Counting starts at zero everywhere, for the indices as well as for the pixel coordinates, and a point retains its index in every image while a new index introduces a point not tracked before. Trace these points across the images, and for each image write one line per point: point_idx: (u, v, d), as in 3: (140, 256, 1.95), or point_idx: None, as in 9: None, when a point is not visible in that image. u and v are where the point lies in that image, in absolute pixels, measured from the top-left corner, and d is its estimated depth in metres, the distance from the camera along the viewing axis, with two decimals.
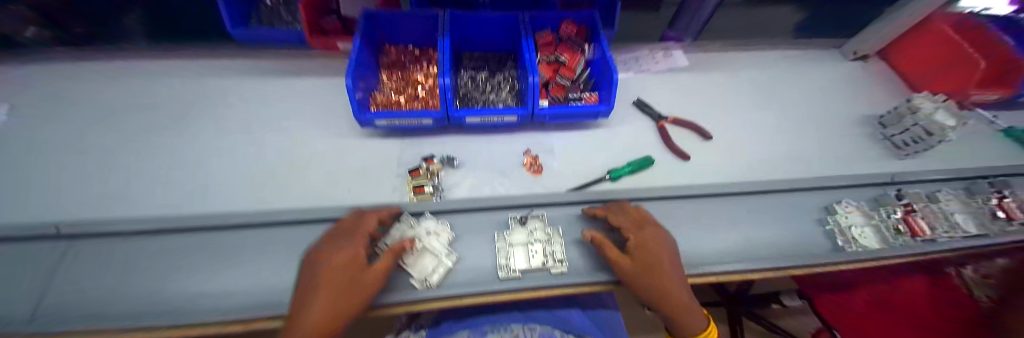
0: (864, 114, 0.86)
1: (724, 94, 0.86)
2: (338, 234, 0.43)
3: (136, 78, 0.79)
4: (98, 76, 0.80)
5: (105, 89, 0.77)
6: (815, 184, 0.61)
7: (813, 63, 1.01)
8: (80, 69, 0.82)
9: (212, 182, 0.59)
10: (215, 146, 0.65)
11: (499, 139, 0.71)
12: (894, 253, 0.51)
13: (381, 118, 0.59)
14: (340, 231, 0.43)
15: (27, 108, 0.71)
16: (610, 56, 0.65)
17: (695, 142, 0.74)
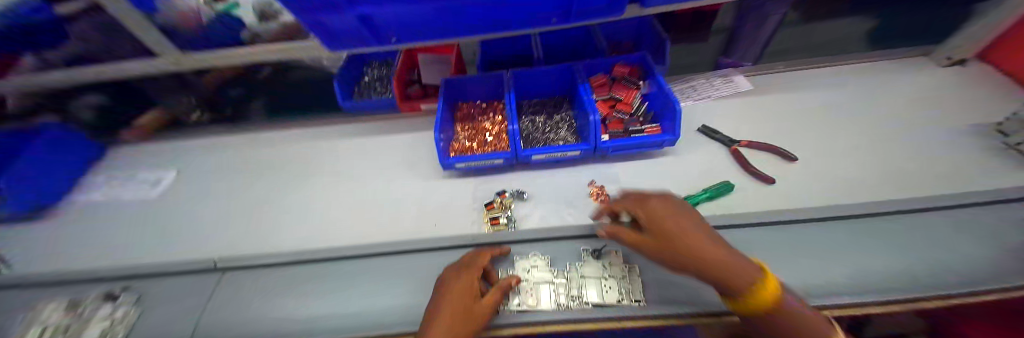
0: (980, 123, 0.75)
1: (795, 113, 0.82)
2: (458, 265, 0.51)
3: (261, 139, 1.00)
4: (231, 141, 1.01)
5: (241, 150, 0.98)
6: (938, 202, 0.53)
7: (897, 73, 0.92)
8: (217, 136, 1.03)
9: (331, 221, 0.73)
10: (331, 191, 0.81)
11: (562, 173, 0.75)
12: None
13: (462, 160, 0.69)
14: (459, 263, 0.51)
15: (195, 167, 0.94)
16: (668, 89, 0.68)
17: (771, 164, 0.70)
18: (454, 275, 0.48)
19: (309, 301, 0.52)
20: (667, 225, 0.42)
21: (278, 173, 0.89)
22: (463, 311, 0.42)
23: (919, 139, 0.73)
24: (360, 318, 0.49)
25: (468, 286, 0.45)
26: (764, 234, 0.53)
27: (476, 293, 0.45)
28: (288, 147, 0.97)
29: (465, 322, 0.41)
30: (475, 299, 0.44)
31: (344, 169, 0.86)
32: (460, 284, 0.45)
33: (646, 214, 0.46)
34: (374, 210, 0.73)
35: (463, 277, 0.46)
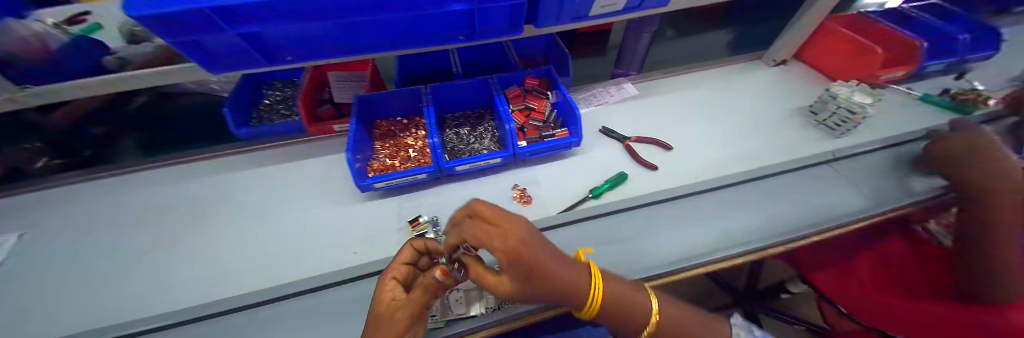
0: (792, 109, 1.03)
1: (673, 111, 1.01)
2: (387, 270, 0.47)
3: (127, 184, 0.82)
4: (82, 189, 0.81)
5: (94, 199, 0.79)
6: (754, 176, 0.73)
7: (740, 74, 1.20)
8: (57, 185, 0.81)
9: (223, 267, 0.62)
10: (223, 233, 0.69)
11: (488, 181, 0.78)
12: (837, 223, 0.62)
13: (380, 180, 0.67)
14: (388, 270, 0.46)
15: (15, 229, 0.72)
16: (570, 98, 0.78)
17: (659, 154, 0.84)
18: (382, 285, 0.44)
19: None
20: (542, 267, 0.35)
21: (147, 221, 0.73)
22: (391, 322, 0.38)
23: (754, 124, 0.97)
24: None
25: (396, 298, 0.41)
26: (647, 217, 0.65)
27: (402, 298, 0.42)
28: (166, 188, 0.81)
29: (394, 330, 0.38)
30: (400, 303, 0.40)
31: (241, 206, 0.75)
32: (387, 298, 0.41)
33: (504, 249, 0.34)
34: (281, 246, 0.65)
35: (391, 289, 0.43)
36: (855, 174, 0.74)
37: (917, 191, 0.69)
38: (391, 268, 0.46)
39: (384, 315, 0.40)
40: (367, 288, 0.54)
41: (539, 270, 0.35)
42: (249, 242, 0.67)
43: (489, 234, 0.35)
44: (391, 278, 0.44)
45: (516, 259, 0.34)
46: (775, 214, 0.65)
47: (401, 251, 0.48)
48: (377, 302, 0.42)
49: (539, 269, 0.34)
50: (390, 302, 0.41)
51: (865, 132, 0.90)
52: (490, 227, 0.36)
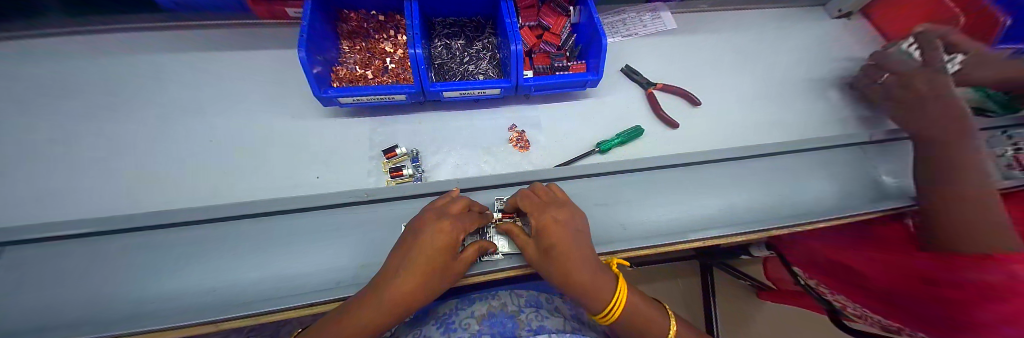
0: (847, 74, 0.87)
1: (711, 58, 0.84)
2: (432, 216, 0.40)
3: (36, 53, 0.66)
4: None
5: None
6: (789, 147, 0.63)
7: (801, 21, 0.98)
8: None
9: (164, 173, 0.55)
10: (162, 136, 0.59)
11: (481, 114, 0.66)
12: (860, 212, 0.55)
13: (346, 94, 0.54)
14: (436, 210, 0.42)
15: None
16: (597, 17, 0.60)
17: (682, 109, 0.73)
18: (424, 223, 0.40)
19: (135, 282, 0.41)
20: (561, 246, 0.40)
21: (63, 108, 0.61)
22: (432, 272, 0.38)
23: (798, 89, 0.82)
24: (223, 296, 0.41)
25: (442, 250, 0.38)
26: (653, 181, 0.58)
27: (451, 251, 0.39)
28: (87, 67, 0.67)
29: (433, 279, 0.38)
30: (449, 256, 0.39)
31: (182, 104, 0.63)
32: (430, 237, 0.38)
33: (544, 223, 0.41)
34: (231, 159, 0.56)
35: (439, 227, 0.38)
36: None
37: None
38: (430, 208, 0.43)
39: (423, 255, 0.37)
40: (329, 221, 0.48)
41: (560, 248, 0.40)
42: (194, 149, 0.57)
43: (540, 208, 0.43)
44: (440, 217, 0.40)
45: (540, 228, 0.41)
46: (789, 195, 0.59)
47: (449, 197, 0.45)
48: (418, 237, 0.38)
49: (558, 244, 0.40)
50: (434, 242, 0.38)
51: None
52: (540, 203, 0.44)
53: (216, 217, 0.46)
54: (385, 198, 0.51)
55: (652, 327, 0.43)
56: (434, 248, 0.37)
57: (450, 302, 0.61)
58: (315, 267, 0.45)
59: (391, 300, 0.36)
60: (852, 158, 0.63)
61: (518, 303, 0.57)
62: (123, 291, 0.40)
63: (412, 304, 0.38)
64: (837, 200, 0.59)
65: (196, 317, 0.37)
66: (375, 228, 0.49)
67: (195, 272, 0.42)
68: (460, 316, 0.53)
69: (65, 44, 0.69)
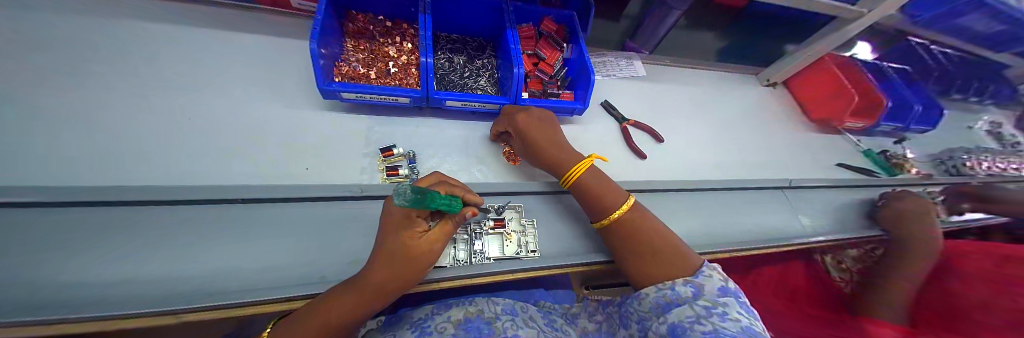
0: (771, 131, 1.08)
1: (673, 104, 0.99)
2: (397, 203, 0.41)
3: None
4: None
5: None
6: (720, 185, 0.79)
7: (740, 84, 1.21)
8: None
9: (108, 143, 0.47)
10: (117, 103, 0.51)
11: (477, 126, 0.71)
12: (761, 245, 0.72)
13: (351, 89, 0.55)
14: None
15: None
16: (587, 56, 0.70)
17: (649, 143, 0.84)
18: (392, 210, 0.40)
19: (65, 264, 0.35)
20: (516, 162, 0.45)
21: None
22: (400, 256, 0.37)
23: (738, 138, 1.00)
24: (188, 285, 0.38)
25: (406, 233, 0.38)
26: None
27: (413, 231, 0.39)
28: (25, 16, 0.58)
29: (401, 263, 0.37)
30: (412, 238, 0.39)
31: (150, 75, 0.57)
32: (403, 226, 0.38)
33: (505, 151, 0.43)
34: (205, 140, 0.52)
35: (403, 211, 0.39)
36: (793, 202, 0.85)
37: (824, 226, 0.83)
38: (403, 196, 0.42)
39: (387, 243, 0.38)
40: (318, 213, 0.48)
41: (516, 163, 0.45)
42: (160, 124, 0.51)
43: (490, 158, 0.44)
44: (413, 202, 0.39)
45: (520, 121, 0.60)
46: (720, 225, 0.74)
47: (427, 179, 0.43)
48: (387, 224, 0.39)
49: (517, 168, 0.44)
50: (410, 230, 0.39)
51: (814, 170, 1.01)
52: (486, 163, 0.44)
53: (190, 199, 0.42)
54: (379, 195, 0.52)
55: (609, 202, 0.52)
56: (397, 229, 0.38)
57: (425, 306, 0.56)
58: (299, 258, 0.43)
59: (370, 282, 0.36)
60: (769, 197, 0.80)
61: (495, 309, 0.54)
62: (48, 277, 0.33)
63: (391, 288, 0.38)
64: (754, 235, 0.75)
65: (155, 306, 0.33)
66: (367, 224, 0.49)
67: (155, 258, 0.38)
68: (436, 320, 0.50)
69: None
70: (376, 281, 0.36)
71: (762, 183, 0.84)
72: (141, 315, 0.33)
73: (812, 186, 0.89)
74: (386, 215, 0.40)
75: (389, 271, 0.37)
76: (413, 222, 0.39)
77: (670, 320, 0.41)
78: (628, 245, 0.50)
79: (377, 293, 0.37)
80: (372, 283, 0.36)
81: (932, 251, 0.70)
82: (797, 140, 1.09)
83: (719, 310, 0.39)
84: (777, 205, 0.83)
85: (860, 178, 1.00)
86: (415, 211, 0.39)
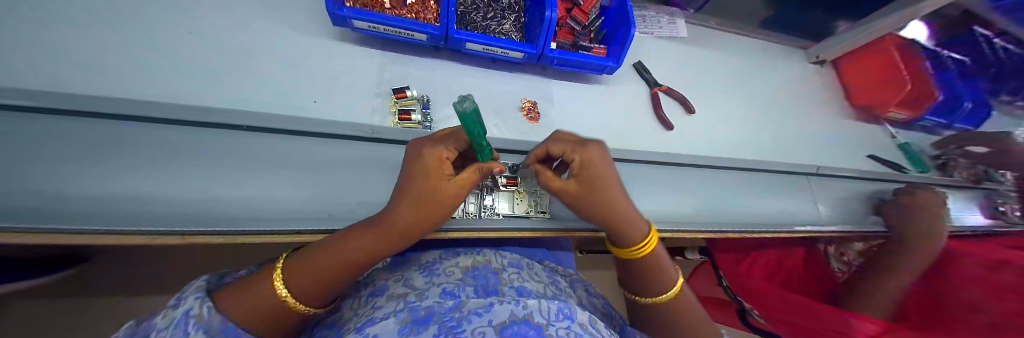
0: (807, 113, 1.00)
1: (710, 73, 0.90)
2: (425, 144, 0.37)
3: None
4: None
5: None
6: (745, 165, 0.75)
7: (785, 59, 1.09)
8: None
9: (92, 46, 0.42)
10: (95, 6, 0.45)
11: (496, 76, 0.65)
12: (773, 230, 0.71)
13: (364, 18, 0.49)
14: (440, 136, 0.37)
15: None
16: (630, 6, 0.62)
17: (678, 113, 0.78)
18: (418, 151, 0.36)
19: (49, 174, 0.31)
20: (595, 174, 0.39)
21: None
22: (424, 195, 0.35)
23: (772, 118, 0.93)
24: (197, 209, 0.36)
25: (433, 175, 0.35)
26: (641, 171, 0.65)
27: (443, 173, 0.35)
28: None
29: (425, 203, 0.35)
30: (440, 179, 0.35)
31: None
32: (432, 166, 0.35)
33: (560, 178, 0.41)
34: (204, 58, 0.47)
35: (432, 152, 0.35)
36: (816, 190, 0.82)
37: (842, 218, 0.81)
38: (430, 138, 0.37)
39: (413, 185, 0.35)
40: (328, 151, 0.45)
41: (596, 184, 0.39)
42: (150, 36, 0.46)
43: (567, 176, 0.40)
44: (446, 142, 0.36)
45: (594, 174, 0.38)
46: (736, 206, 0.72)
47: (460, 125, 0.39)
48: (413, 166, 0.36)
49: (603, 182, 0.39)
50: (438, 172, 0.35)
51: (843, 160, 0.96)
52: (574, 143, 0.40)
53: (188, 122, 0.39)
54: (391, 139, 0.49)
55: (661, 281, 0.44)
56: (425, 170, 0.35)
57: (433, 252, 0.56)
58: (308, 195, 0.42)
59: (394, 220, 0.35)
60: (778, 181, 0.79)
61: (502, 262, 0.54)
62: (32, 187, 0.30)
63: (416, 228, 0.36)
64: (767, 220, 0.73)
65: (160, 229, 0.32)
66: (378, 168, 0.47)
67: (154, 180, 0.35)
68: (444, 265, 0.50)
69: None
70: (399, 223, 0.35)
71: (788, 167, 0.80)
72: (152, 234, 0.33)
73: (838, 176, 0.85)
74: (413, 153, 0.37)
75: (414, 210, 0.35)
76: (442, 165, 0.35)
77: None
78: (669, 322, 0.44)
79: (396, 232, 0.35)
80: (400, 221, 0.35)
81: (932, 235, 0.70)
82: (832, 127, 1.01)
83: None
84: (798, 192, 0.80)
85: (891, 174, 0.94)
86: (446, 152, 0.36)
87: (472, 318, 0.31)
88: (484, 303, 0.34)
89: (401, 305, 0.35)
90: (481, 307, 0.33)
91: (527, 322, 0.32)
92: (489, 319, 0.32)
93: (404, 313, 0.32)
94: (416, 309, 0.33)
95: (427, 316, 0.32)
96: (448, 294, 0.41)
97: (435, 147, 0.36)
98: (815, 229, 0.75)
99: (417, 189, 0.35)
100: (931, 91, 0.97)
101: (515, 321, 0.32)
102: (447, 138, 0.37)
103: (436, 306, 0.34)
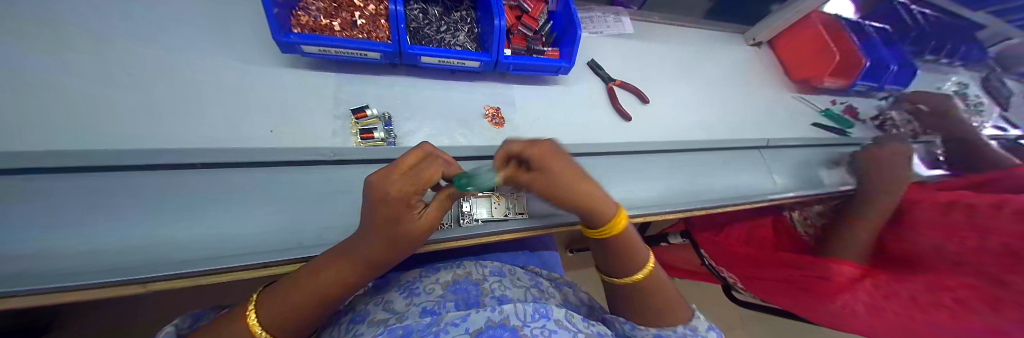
0: (753, 93, 1.08)
1: (662, 65, 0.97)
2: (388, 182, 0.32)
3: None
4: None
5: None
6: (702, 145, 0.81)
7: (727, 45, 1.18)
8: None
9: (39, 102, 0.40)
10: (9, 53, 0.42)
11: (457, 87, 0.67)
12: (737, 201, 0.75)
13: (313, 42, 0.49)
14: (397, 172, 0.33)
15: None
16: (574, 9, 0.66)
17: (634, 105, 0.83)
18: (376, 193, 0.32)
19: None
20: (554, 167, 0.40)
21: None
22: (395, 234, 0.35)
23: (721, 99, 1.00)
24: (153, 255, 0.35)
25: (399, 216, 0.34)
26: (605, 162, 0.69)
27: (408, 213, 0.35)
28: None
29: (397, 241, 0.36)
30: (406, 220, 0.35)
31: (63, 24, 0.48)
32: (396, 212, 0.33)
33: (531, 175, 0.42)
34: (151, 100, 0.46)
35: (398, 194, 0.33)
36: (767, 161, 0.89)
37: (795, 184, 0.88)
38: (392, 173, 0.33)
39: (382, 229, 0.34)
40: (289, 179, 0.45)
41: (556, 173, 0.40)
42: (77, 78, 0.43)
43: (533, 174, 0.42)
44: (409, 183, 0.33)
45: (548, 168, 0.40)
46: (699, 184, 0.77)
47: (416, 152, 0.35)
48: (374, 206, 0.33)
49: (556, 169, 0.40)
50: (401, 214, 0.34)
51: (791, 130, 1.04)
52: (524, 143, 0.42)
53: (135, 165, 0.38)
54: (353, 159, 0.49)
55: (635, 260, 0.47)
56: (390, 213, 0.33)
57: (413, 270, 0.56)
58: (273, 226, 0.41)
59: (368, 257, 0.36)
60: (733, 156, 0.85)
61: (483, 272, 0.55)
62: None
63: (386, 260, 0.38)
64: (728, 194, 0.79)
65: (102, 279, 0.30)
66: (343, 190, 0.47)
67: (106, 230, 0.34)
68: (425, 282, 0.50)
69: None
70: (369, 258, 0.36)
71: (739, 143, 0.87)
72: (107, 288, 0.31)
73: (787, 145, 0.92)
74: (373, 192, 0.33)
75: (385, 247, 0.36)
76: (407, 207, 0.34)
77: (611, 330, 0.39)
78: (644, 304, 0.46)
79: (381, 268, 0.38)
80: (371, 257, 0.36)
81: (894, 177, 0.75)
82: (777, 101, 1.11)
83: None
84: (753, 163, 0.86)
85: (834, 138, 1.03)
86: (410, 195, 0.34)
87: (449, 329, 0.33)
88: (462, 313, 0.36)
89: (382, 328, 0.36)
90: (458, 318, 0.34)
91: (502, 326, 0.33)
92: (466, 327, 0.33)
93: (383, 334, 0.33)
94: (395, 328, 0.34)
95: (406, 334, 0.33)
96: (428, 311, 0.41)
97: (402, 188, 0.33)
98: (773, 196, 0.80)
99: (387, 230, 0.35)
100: (858, 57, 1.07)
101: (491, 326, 0.33)
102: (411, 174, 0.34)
103: (414, 323, 0.35)
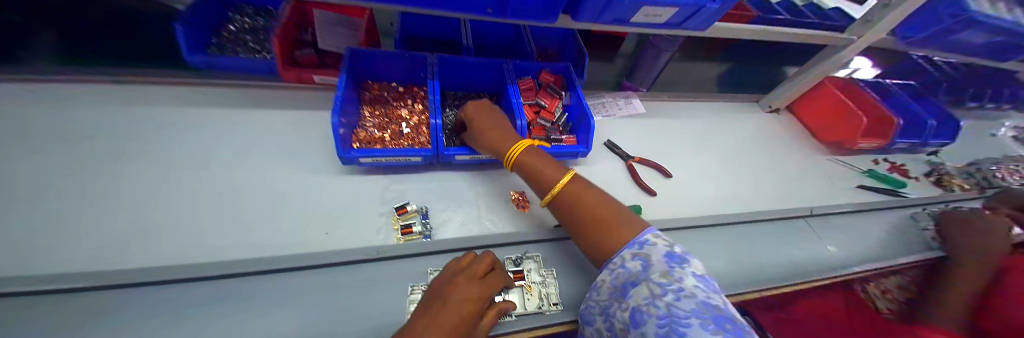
0: (780, 158, 1.07)
1: (678, 139, 1.01)
2: (452, 277, 0.44)
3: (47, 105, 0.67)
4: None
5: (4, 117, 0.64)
6: (740, 218, 0.77)
7: (741, 113, 1.23)
8: None
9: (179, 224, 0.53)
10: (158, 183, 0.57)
11: (486, 176, 0.73)
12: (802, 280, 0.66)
13: (367, 155, 0.59)
14: (462, 269, 0.46)
15: None
16: (586, 102, 0.75)
17: (658, 179, 0.85)
18: (450, 284, 0.43)
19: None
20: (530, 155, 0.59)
21: (67, 160, 0.59)
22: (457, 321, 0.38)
23: (748, 167, 0.99)
24: None
25: (463, 304, 0.40)
26: None
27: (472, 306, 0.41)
28: (98, 119, 0.68)
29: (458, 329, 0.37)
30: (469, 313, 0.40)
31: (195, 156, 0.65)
32: (461, 300, 0.40)
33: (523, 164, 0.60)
34: (241, 212, 0.56)
35: (466, 290, 0.42)
36: (820, 232, 0.80)
37: (861, 256, 0.78)
38: (462, 271, 0.46)
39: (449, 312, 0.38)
40: (335, 277, 0.48)
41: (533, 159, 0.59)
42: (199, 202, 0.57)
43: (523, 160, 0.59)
44: (472, 281, 0.44)
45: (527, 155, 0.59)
46: (751, 262, 0.70)
47: (481, 261, 0.48)
48: (443, 295, 0.41)
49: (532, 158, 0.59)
50: (464, 304, 0.40)
51: (832, 195, 0.98)
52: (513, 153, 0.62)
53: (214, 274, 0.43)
54: (393, 255, 0.52)
55: None
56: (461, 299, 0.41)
57: None
58: None
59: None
60: (779, 227, 0.79)
61: None
62: None
63: None
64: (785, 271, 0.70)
65: None
66: (381, 286, 0.48)
67: None
68: None
69: (78, 102, 0.70)
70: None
71: (780, 212, 0.82)
72: None
73: (837, 213, 0.85)
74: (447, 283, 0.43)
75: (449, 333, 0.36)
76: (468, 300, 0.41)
77: (629, 305, 0.37)
78: None
79: None
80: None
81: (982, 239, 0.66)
82: (808, 164, 1.07)
83: (677, 287, 0.35)
84: (805, 233, 0.79)
85: (891, 200, 0.94)
86: (470, 290, 0.42)
87: None
88: None
89: None
90: None
91: None
92: None
93: None
94: None
95: None
96: None
97: (468, 281, 0.44)
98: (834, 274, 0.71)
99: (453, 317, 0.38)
100: (886, 114, 1.06)
101: None
102: (468, 269, 0.46)
103: None
